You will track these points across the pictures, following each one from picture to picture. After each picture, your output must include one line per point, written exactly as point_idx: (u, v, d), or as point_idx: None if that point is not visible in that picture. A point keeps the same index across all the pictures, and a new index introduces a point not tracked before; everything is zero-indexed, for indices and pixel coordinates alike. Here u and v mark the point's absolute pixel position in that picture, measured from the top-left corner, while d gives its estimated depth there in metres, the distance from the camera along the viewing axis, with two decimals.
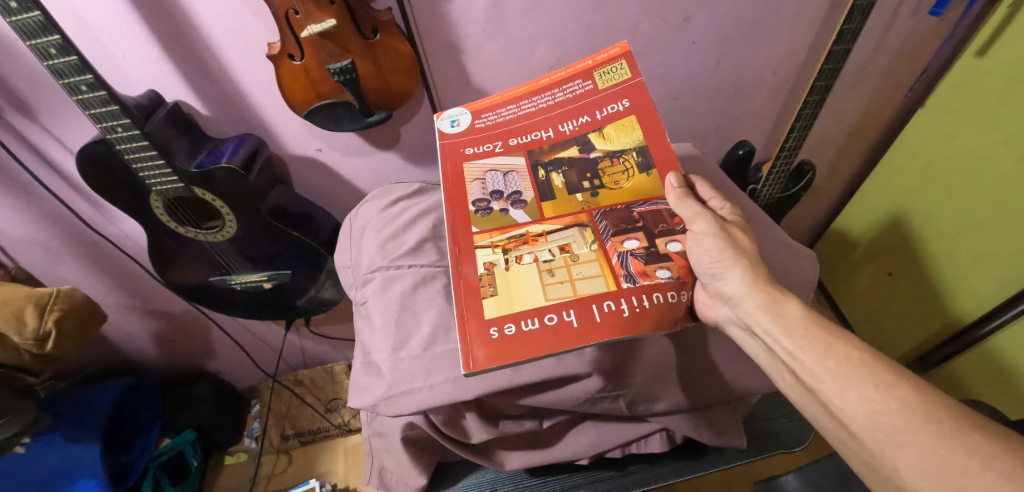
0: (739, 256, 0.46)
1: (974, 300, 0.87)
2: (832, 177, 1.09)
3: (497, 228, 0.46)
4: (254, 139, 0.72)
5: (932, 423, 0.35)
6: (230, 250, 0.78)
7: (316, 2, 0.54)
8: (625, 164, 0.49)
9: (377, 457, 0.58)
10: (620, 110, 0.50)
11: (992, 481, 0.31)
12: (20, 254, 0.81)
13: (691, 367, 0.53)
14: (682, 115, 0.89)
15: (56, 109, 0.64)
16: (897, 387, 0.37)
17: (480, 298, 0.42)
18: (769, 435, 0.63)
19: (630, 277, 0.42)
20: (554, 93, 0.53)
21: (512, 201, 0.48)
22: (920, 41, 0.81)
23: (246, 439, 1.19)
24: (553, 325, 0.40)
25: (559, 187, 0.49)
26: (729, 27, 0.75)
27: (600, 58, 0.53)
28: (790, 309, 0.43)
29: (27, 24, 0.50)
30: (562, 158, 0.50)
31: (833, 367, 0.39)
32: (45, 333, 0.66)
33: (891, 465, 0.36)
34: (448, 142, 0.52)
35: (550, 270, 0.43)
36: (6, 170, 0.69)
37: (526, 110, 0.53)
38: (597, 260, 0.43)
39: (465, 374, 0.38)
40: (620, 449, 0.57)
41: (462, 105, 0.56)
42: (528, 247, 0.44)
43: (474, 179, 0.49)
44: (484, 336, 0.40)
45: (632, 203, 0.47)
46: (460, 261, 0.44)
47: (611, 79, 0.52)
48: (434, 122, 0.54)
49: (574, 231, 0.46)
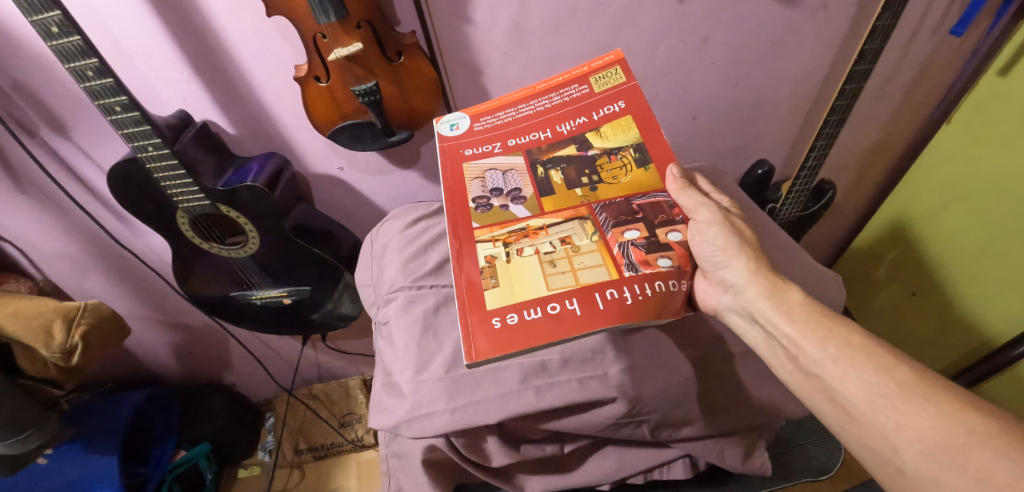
0: (741, 245, 0.45)
1: (1008, 316, 0.84)
2: (853, 195, 1.08)
3: (496, 223, 0.46)
4: (278, 158, 0.74)
5: (930, 404, 0.34)
6: (251, 265, 0.79)
7: (344, 27, 0.56)
8: (622, 160, 0.49)
9: (394, 476, 0.57)
10: (616, 111, 0.50)
11: (991, 461, 0.31)
12: (47, 267, 0.82)
13: (716, 390, 0.52)
14: (700, 135, 0.88)
15: (90, 127, 0.67)
16: (896, 370, 0.36)
17: (482, 289, 0.41)
18: (796, 461, 0.61)
19: (633, 265, 0.42)
20: (551, 97, 0.53)
21: (511, 198, 0.48)
22: (942, 59, 0.80)
23: (260, 452, 1.20)
24: (556, 314, 0.39)
25: (558, 184, 0.49)
26: (748, 47, 0.75)
27: (595, 65, 0.54)
28: (792, 296, 0.42)
29: (67, 48, 0.51)
30: (561, 156, 0.50)
31: (833, 352, 0.39)
32: (72, 346, 0.66)
33: (891, 449, 0.35)
34: (448, 144, 0.52)
35: (551, 261, 0.43)
36: (39, 185, 0.71)
37: (523, 114, 0.53)
38: (598, 251, 0.43)
39: (467, 365, 0.37)
40: (643, 475, 0.56)
41: (462, 110, 0.57)
42: (528, 240, 0.44)
43: (474, 178, 0.49)
44: (487, 326, 0.39)
45: (632, 196, 0.47)
46: (461, 257, 0.43)
47: (607, 83, 0.52)
48: (434, 126, 0.55)
49: (574, 224, 0.45)
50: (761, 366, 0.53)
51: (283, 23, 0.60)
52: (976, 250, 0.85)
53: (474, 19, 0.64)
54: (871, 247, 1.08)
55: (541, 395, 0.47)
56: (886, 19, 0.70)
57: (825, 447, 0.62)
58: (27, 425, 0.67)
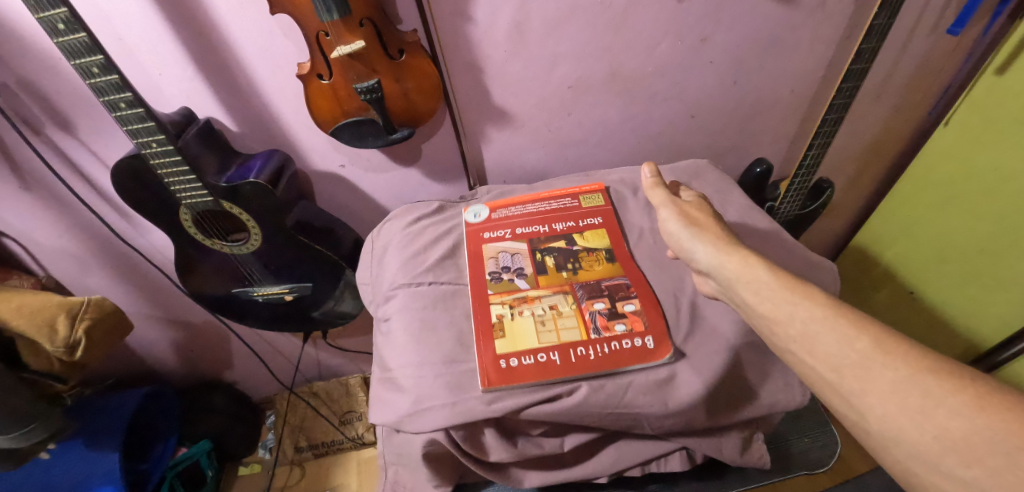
0: (699, 234, 0.49)
1: (1000, 314, 0.86)
2: (851, 195, 1.08)
3: (505, 291, 0.57)
4: (280, 155, 0.74)
5: (890, 370, 0.34)
6: (253, 262, 0.80)
7: (347, 24, 0.56)
8: (597, 256, 0.60)
9: (392, 472, 0.56)
10: (595, 224, 0.64)
11: (947, 418, 0.31)
12: (51, 263, 0.83)
13: (715, 385, 0.53)
14: (699, 133, 0.89)
15: (95, 125, 0.67)
16: (857, 340, 0.36)
17: (491, 338, 0.52)
18: (794, 455, 0.62)
19: (598, 328, 0.52)
20: (550, 203, 0.68)
21: (517, 273, 0.58)
22: (939, 57, 0.81)
23: (260, 450, 1.20)
24: (542, 362, 0.50)
25: (551, 266, 0.59)
26: (746, 46, 0.76)
27: (585, 188, 0.69)
28: (759, 275, 0.43)
29: (73, 45, 0.52)
30: (553, 246, 0.61)
31: (799, 327, 0.39)
32: (75, 341, 0.67)
33: (858, 414, 0.35)
34: (472, 228, 0.65)
35: (542, 321, 0.53)
36: (43, 182, 0.72)
37: (528, 212, 0.67)
38: (575, 316, 0.53)
39: (482, 390, 0.48)
40: (641, 468, 0.56)
41: (483, 202, 0.70)
42: (527, 305, 0.55)
43: (490, 257, 0.60)
44: (494, 365, 0.50)
45: (601, 279, 0.57)
46: (477, 312, 0.55)
47: (592, 203, 0.67)
48: (461, 214, 0.68)
49: (559, 296, 0.55)
50: (759, 361, 0.54)
51: (286, 21, 0.61)
52: (971, 248, 0.86)
53: (475, 18, 0.65)
54: (868, 246, 1.09)
55: (542, 390, 0.48)
56: (883, 18, 0.70)
57: (822, 441, 0.64)
58: (32, 419, 0.68)
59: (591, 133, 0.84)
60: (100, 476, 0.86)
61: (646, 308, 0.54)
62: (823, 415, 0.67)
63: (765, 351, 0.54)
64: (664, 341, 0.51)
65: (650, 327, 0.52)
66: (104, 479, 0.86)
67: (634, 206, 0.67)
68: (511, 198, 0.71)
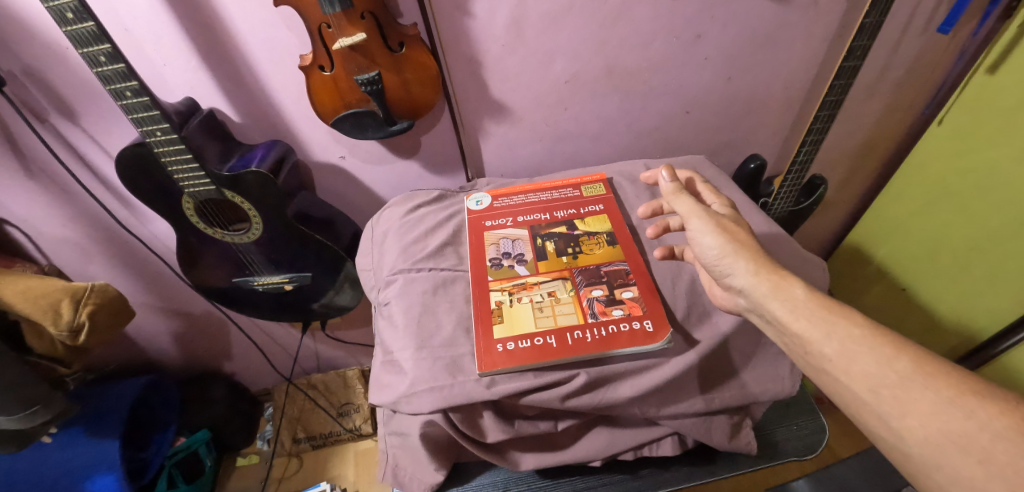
0: (738, 249, 0.47)
1: (992, 311, 0.87)
2: (843, 192, 1.10)
3: (505, 278, 0.58)
4: (282, 146, 0.76)
5: (930, 390, 0.36)
6: (254, 251, 0.81)
7: (348, 17, 0.58)
8: (598, 240, 0.61)
9: (391, 455, 0.57)
10: (596, 210, 0.66)
11: (990, 442, 0.33)
12: (53, 252, 0.84)
13: (706, 374, 0.53)
14: (694, 129, 0.90)
15: (99, 114, 0.68)
16: (896, 360, 0.38)
17: (490, 323, 0.53)
18: (781, 443, 0.63)
19: (595, 314, 0.53)
20: (551, 193, 0.69)
21: (517, 260, 0.60)
22: (930, 57, 0.82)
23: (258, 441, 1.21)
24: (540, 345, 0.51)
25: (550, 251, 0.60)
26: (741, 43, 0.77)
27: (586, 178, 0.71)
28: (794, 293, 0.43)
29: (81, 34, 0.53)
30: (554, 232, 0.63)
31: (835, 347, 0.40)
32: (78, 325, 0.68)
33: (895, 435, 0.37)
34: (474, 216, 0.66)
35: (540, 308, 0.54)
36: (47, 170, 0.73)
37: (530, 201, 0.68)
38: (572, 302, 0.54)
39: (479, 373, 0.49)
40: (632, 452, 0.57)
41: (485, 190, 0.72)
42: (526, 291, 0.56)
43: (491, 244, 0.62)
44: (491, 349, 0.51)
45: (601, 264, 0.58)
46: (476, 299, 0.56)
47: (593, 192, 0.69)
48: (464, 202, 0.70)
49: (558, 282, 0.57)
50: (750, 348, 0.55)
51: (289, 13, 0.62)
52: (963, 246, 0.87)
53: (475, 13, 0.66)
54: (862, 243, 1.11)
55: (539, 374, 0.50)
56: (874, 17, 0.72)
57: (811, 428, 0.64)
58: (35, 401, 0.69)
59: (588, 127, 0.86)
60: (99, 464, 0.87)
61: (643, 294, 0.55)
62: (811, 402, 0.67)
63: (756, 338, 0.55)
64: (662, 324, 0.52)
65: (648, 311, 0.53)
66: (102, 467, 0.87)
67: (633, 196, 0.69)
68: (513, 187, 0.72)
